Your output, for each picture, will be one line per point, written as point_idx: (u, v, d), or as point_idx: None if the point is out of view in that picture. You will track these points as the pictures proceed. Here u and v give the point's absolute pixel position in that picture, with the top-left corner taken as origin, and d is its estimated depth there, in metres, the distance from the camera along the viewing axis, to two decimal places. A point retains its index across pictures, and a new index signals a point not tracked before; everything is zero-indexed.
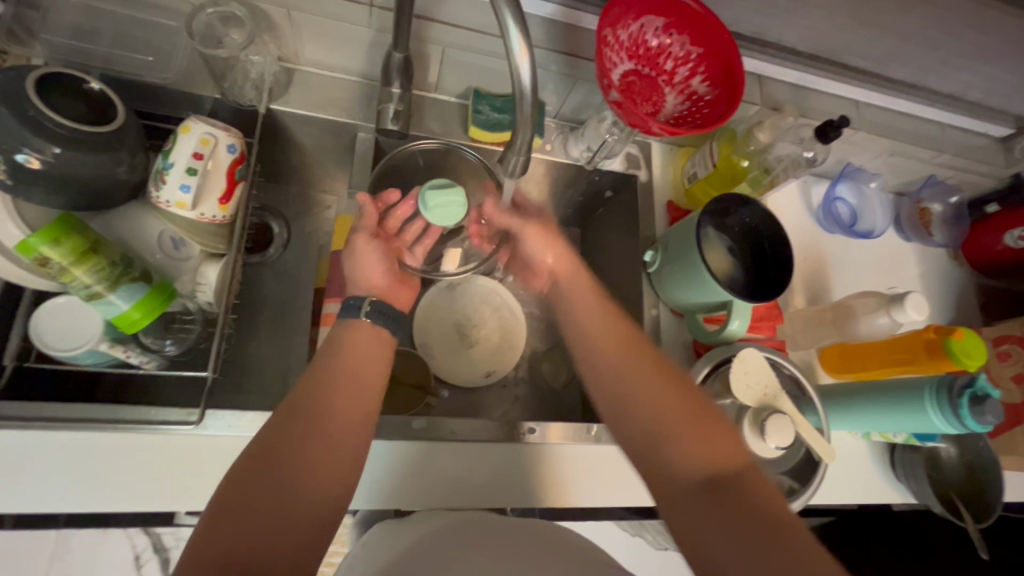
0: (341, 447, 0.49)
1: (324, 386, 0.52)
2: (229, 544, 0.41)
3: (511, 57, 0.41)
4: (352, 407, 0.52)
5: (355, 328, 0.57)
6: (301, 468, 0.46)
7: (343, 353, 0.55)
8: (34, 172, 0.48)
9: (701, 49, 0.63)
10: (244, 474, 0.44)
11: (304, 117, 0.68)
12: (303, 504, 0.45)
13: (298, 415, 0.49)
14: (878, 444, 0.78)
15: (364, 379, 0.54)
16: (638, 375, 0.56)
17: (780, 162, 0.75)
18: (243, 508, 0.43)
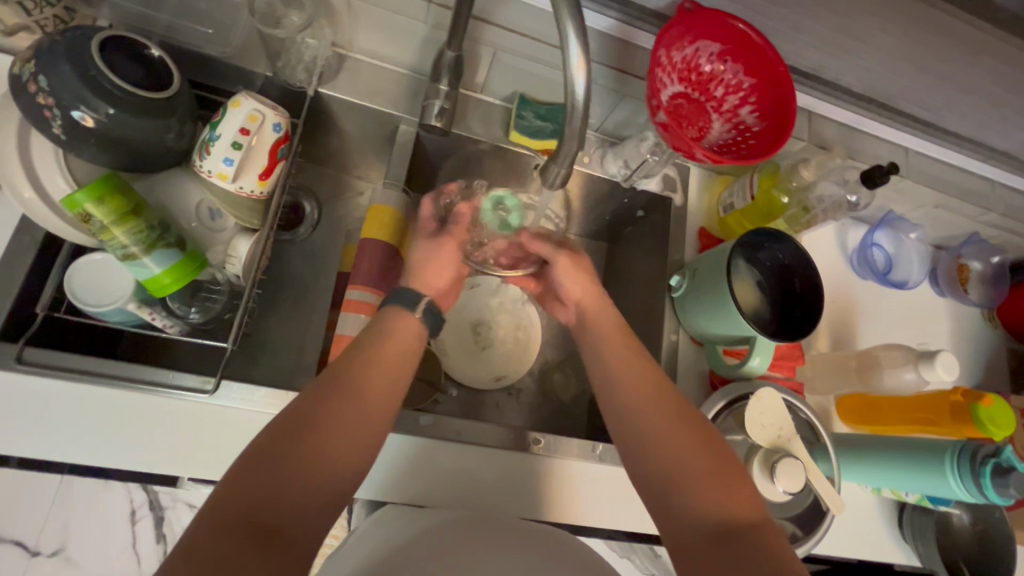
0: (362, 439, 0.49)
1: (361, 370, 0.51)
2: (242, 514, 0.41)
3: (567, 68, 0.41)
4: (380, 399, 0.51)
5: (393, 315, 0.56)
6: (320, 450, 0.46)
7: (383, 340, 0.54)
8: (87, 129, 0.49)
9: (755, 80, 0.62)
10: (263, 452, 0.44)
11: (349, 104, 0.69)
12: (315, 487, 0.45)
13: (331, 397, 0.48)
14: (888, 501, 0.76)
15: (394, 369, 0.53)
16: (659, 415, 0.55)
17: (822, 202, 0.74)
18: (260, 476, 0.43)
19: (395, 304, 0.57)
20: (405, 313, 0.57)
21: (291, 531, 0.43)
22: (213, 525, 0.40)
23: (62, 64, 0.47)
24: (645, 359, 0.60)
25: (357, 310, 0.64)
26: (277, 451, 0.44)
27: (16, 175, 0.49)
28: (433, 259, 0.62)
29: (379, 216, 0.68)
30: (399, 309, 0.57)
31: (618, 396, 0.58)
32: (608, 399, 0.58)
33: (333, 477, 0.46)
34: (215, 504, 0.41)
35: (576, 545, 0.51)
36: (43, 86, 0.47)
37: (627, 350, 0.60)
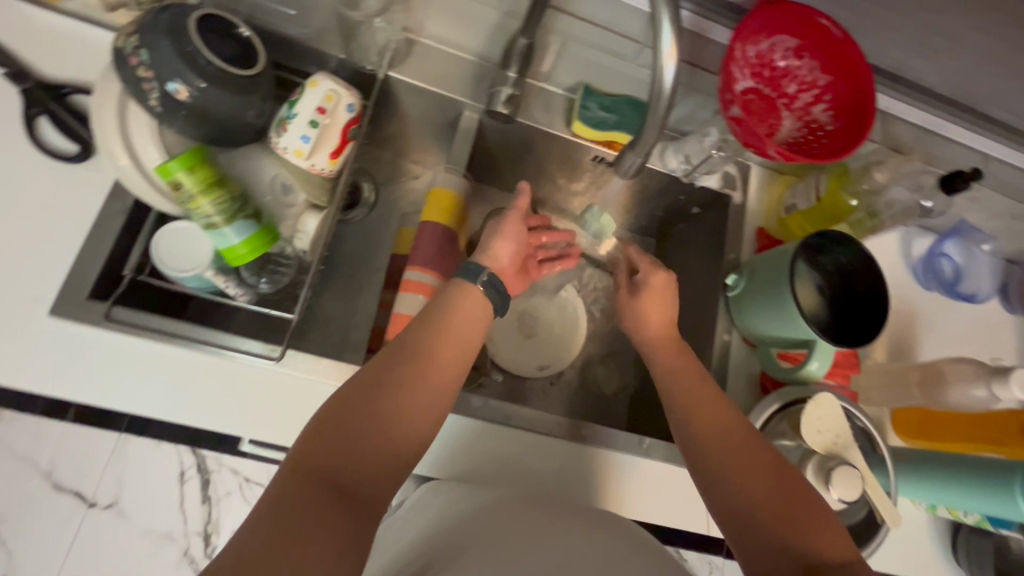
0: (430, 406, 0.50)
1: (429, 339, 0.53)
2: (322, 470, 0.42)
3: (658, 57, 0.43)
4: (447, 369, 0.52)
5: (458, 286, 0.57)
6: (392, 414, 0.47)
7: (450, 318, 0.55)
8: (180, 101, 0.52)
9: (830, 77, 0.61)
10: (339, 423, 0.45)
11: (417, 88, 0.71)
12: (387, 450, 0.46)
13: (402, 364, 0.50)
14: (942, 521, 0.73)
15: (462, 348, 0.54)
16: (722, 454, 0.55)
17: (890, 207, 0.72)
18: (337, 436, 0.44)
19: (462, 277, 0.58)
20: (472, 286, 0.58)
21: (365, 492, 0.44)
22: (293, 479, 0.41)
23: (164, 40, 0.50)
24: (713, 393, 0.60)
25: (416, 291, 0.65)
26: (352, 413, 0.46)
27: (113, 140, 0.52)
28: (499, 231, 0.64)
29: (440, 200, 0.70)
30: (465, 282, 0.58)
31: (693, 419, 0.59)
32: (681, 424, 0.59)
33: (403, 443, 0.47)
34: (296, 460, 0.42)
35: (632, 534, 0.52)
36: (145, 59, 0.50)
37: (693, 381, 0.62)
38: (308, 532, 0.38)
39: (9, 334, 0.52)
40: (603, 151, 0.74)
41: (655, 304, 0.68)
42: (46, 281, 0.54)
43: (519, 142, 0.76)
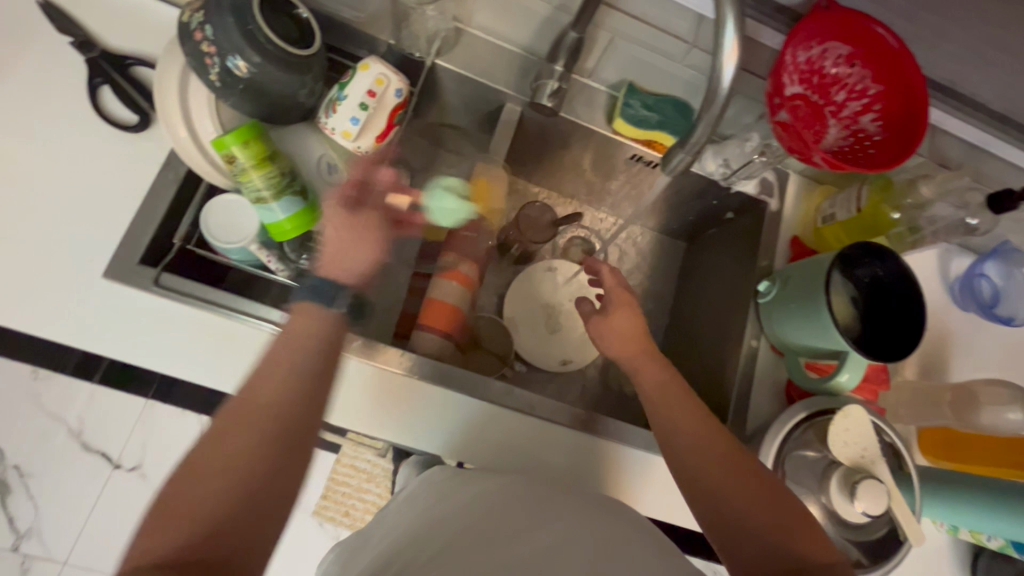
0: (285, 468, 0.45)
1: (270, 388, 0.47)
2: (171, 560, 0.37)
3: (718, 55, 0.43)
4: (299, 418, 0.47)
5: (301, 312, 0.52)
6: (235, 489, 0.41)
7: (292, 344, 0.50)
8: (238, 77, 0.53)
9: (883, 86, 0.60)
10: (186, 485, 0.41)
11: (462, 77, 0.72)
12: (243, 529, 0.41)
13: (241, 424, 0.44)
14: (962, 544, 0.72)
15: (311, 369, 0.49)
16: (727, 476, 0.54)
17: (934, 223, 0.72)
18: (171, 529, 0.39)
19: (319, 303, 0.53)
20: (311, 311, 0.52)
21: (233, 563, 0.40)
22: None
23: (228, 16, 0.51)
24: (697, 406, 0.59)
25: (450, 277, 0.69)
26: (187, 496, 0.40)
27: (177, 117, 0.55)
28: (338, 239, 0.56)
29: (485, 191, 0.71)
30: (309, 309, 0.53)
31: (684, 457, 0.56)
32: (682, 466, 0.56)
33: (259, 519, 0.42)
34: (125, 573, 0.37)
35: (646, 534, 0.52)
36: (208, 34, 0.52)
37: (691, 404, 0.60)
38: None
39: (62, 293, 0.54)
40: (639, 149, 0.74)
41: (623, 320, 0.65)
42: (100, 244, 0.56)
43: (558, 133, 0.76)
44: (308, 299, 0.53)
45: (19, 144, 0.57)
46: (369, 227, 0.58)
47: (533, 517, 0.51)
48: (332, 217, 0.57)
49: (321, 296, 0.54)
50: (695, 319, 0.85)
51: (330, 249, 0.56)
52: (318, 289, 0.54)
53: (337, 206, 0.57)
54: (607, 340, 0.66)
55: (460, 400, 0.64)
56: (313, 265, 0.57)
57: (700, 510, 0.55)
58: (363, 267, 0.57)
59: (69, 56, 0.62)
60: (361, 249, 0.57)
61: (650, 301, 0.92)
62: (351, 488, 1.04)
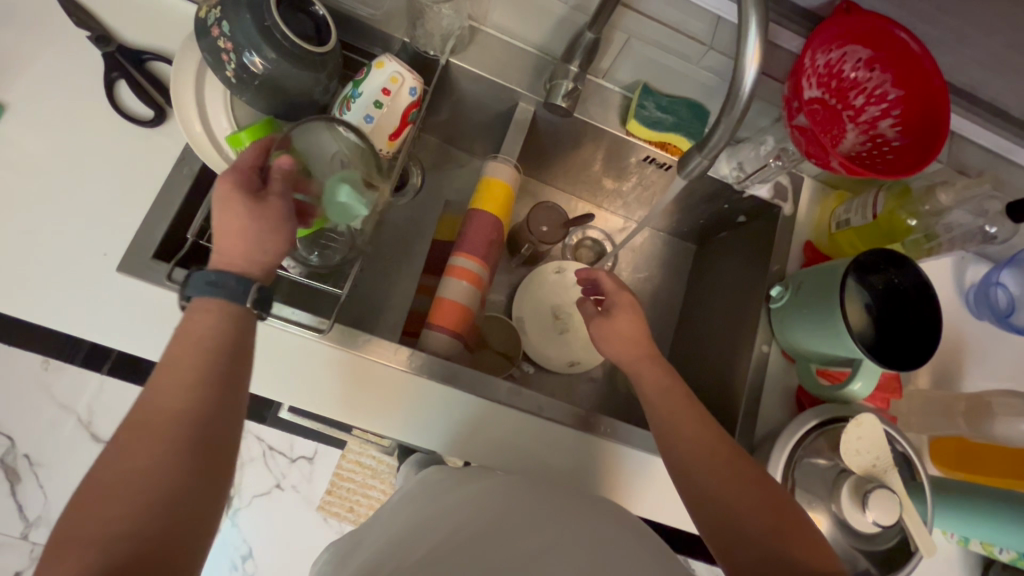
0: (203, 472, 0.41)
1: (176, 391, 0.43)
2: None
3: (740, 59, 0.43)
4: (212, 416, 0.43)
5: (200, 309, 0.47)
6: (147, 500, 0.38)
7: (188, 340, 0.45)
8: (254, 73, 0.53)
9: (903, 91, 0.59)
10: (90, 499, 0.37)
11: (476, 75, 0.71)
12: (163, 537, 0.37)
13: (146, 435, 0.41)
14: (973, 556, 0.72)
15: (212, 360, 0.45)
16: (727, 476, 0.54)
17: (950, 231, 0.71)
18: (77, 552, 0.35)
19: (220, 297, 0.47)
20: (214, 304, 0.47)
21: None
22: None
23: (244, 13, 0.51)
24: (699, 414, 0.59)
25: (459, 276, 0.68)
26: (95, 512, 0.37)
27: (191, 112, 0.55)
28: (228, 231, 0.48)
29: (496, 190, 0.72)
30: (214, 303, 0.47)
31: (684, 459, 0.56)
32: (681, 469, 0.56)
33: (179, 529, 0.38)
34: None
35: (651, 541, 0.53)
36: (225, 30, 0.51)
37: (694, 410, 0.59)
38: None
39: (75, 286, 0.54)
40: (653, 151, 0.74)
41: (626, 323, 0.66)
42: (113, 238, 0.56)
43: (570, 133, 0.76)
44: (201, 295, 0.47)
45: (35, 138, 0.58)
46: (269, 214, 0.49)
47: (531, 516, 0.51)
48: (219, 206, 0.48)
49: (219, 289, 0.47)
50: (704, 323, 0.84)
51: (222, 243, 0.48)
52: (213, 285, 0.47)
53: (227, 192, 0.48)
54: (610, 342, 0.66)
55: (467, 401, 0.64)
56: (209, 259, 0.49)
57: (698, 515, 0.54)
58: (263, 258, 0.49)
59: (86, 51, 0.62)
60: (260, 240, 0.49)
61: (659, 304, 0.91)
62: (355, 484, 1.04)
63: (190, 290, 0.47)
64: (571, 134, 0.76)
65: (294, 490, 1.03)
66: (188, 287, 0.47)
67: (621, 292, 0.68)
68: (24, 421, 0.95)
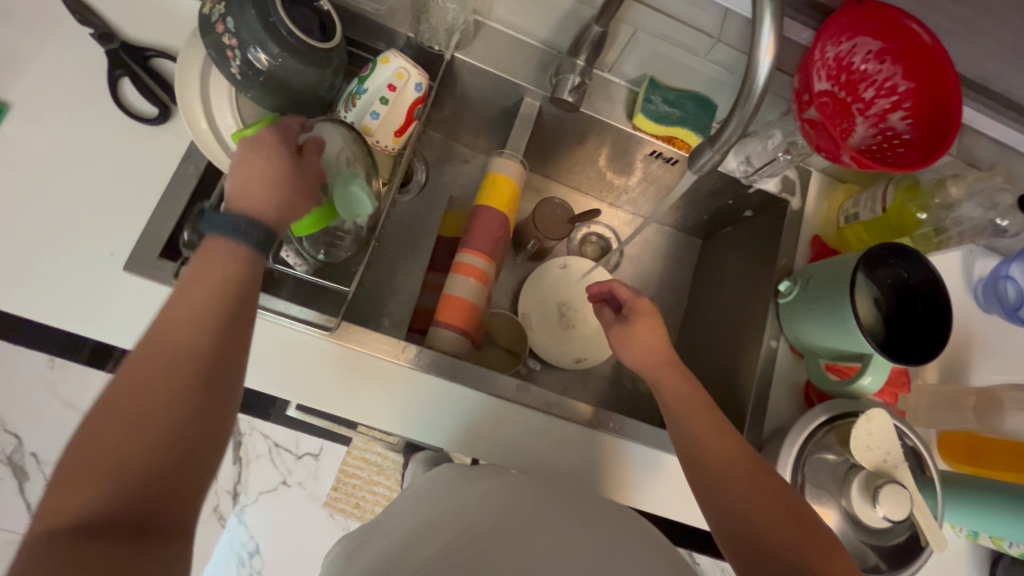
0: (216, 413, 0.41)
1: (186, 329, 0.42)
2: (89, 512, 0.34)
3: (754, 51, 0.42)
4: (225, 357, 0.43)
5: (213, 247, 0.45)
6: (157, 436, 0.38)
7: (204, 277, 0.44)
8: (259, 69, 0.53)
9: (914, 84, 0.59)
10: (99, 429, 0.37)
11: (481, 70, 0.71)
12: (175, 474, 0.38)
13: (156, 369, 0.40)
14: (982, 550, 0.72)
15: (227, 302, 0.44)
16: (749, 488, 0.54)
17: (960, 224, 0.70)
18: (90, 479, 0.35)
19: (238, 241, 0.46)
20: (230, 246, 0.45)
21: (159, 514, 0.36)
22: (39, 553, 0.32)
23: (249, 9, 0.50)
24: (705, 405, 0.60)
25: (467, 274, 0.68)
26: (104, 443, 0.36)
27: (196, 109, 0.55)
28: (262, 180, 0.49)
29: (502, 186, 0.72)
30: (234, 246, 0.45)
31: (703, 458, 0.56)
32: (692, 462, 0.57)
33: (188, 464, 0.39)
34: (42, 529, 0.33)
35: (658, 543, 0.53)
36: (230, 27, 0.51)
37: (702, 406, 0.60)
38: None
39: (84, 285, 0.54)
40: (660, 146, 0.73)
41: (645, 329, 0.65)
42: (122, 236, 0.56)
43: (576, 128, 0.76)
44: (216, 234, 0.46)
45: (39, 136, 0.57)
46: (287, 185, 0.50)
47: (542, 518, 0.51)
48: (256, 155, 0.49)
49: (242, 233, 0.46)
50: (710, 317, 0.84)
51: (252, 189, 0.48)
52: (238, 230, 0.46)
53: (269, 146, 0.50)
54: (632, 351, 0.65)
55: (475, 398, 0.64)
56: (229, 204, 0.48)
57: (714, 520, 0.55)
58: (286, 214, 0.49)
59: (90, 49, 0.62)
60: (288, 197, 0.50)
61: (665, 298, 0.91)
62: (361, 480, 1.04)
63: (208, 227, 0.46)
64: (578, 129, 0.76)
65: (300, 487, 1.03)
66: (205, 225, 0.46)
67: (640, 298, 0.67)
68: (31, 419, 0.96)
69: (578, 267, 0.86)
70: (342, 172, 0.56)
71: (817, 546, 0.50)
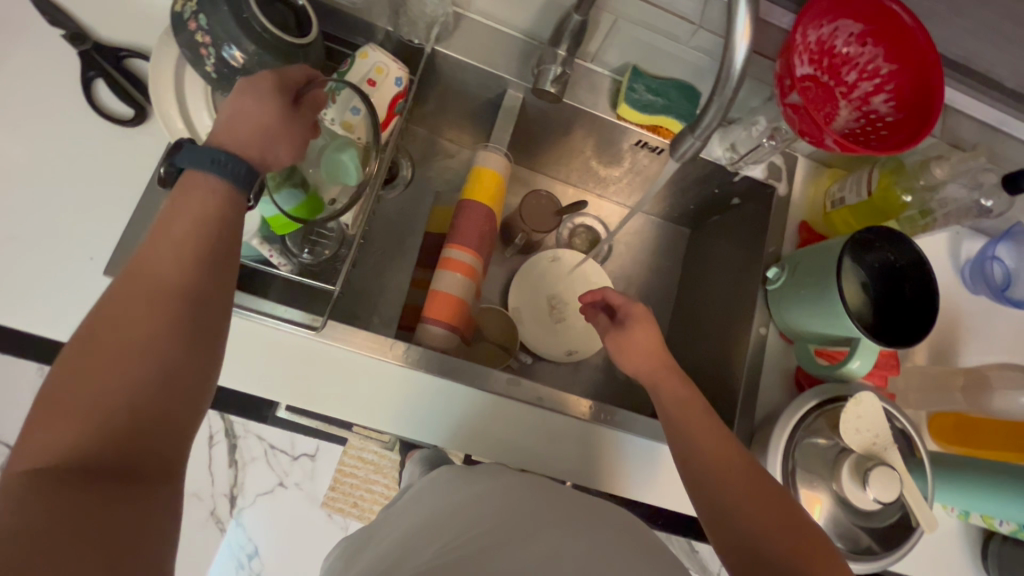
0: (199, 352, 0.42)
1: (170, 274, 0.42)
2: (74, 444, 0.35)
3: (730, 37, 0.42)
4: (207, 298, 0.43)
5: (192, 180, 0.45)
6: (145, 380, 0.39)
7: (183, 218, 0.44)
8: (236, 67, 0.52)
9: (895, 66, 0.58)
10: (82, 363, 0.38)
11: (462, 63, 0.70)
12: (157, 411, 0.39)
13: (139, 310, 0.40)
14: (974, 530, 0.72)
15: (207, 246, 0.44)
16: (741, 489, 0.54)
17: (945, 206, 0.70)
18: (80, 417, 0.36)
19: (215, 173, 0.45)
20: (206, 178, 0.45)
21: (143, 450, 0.38)
22: (33, 489, 0.33)
23: (221, 5, 0.49)
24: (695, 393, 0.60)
25: (453, 268, 0.68)
26: (86, 377, 0.37)
27: (171, 110, 0.54)
28: (250, 120, 0.48)
29: (486, 179, 0.71)
30: (213, 180, 0.45)
31: (690, 448, 0.57)
32: (681, 452, 0.57)
33: (174, 409, 0.40)
34: (32, 465, 0.34)
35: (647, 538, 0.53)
36: (202, 24, 0.50)
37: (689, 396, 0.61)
38: (77, 543, 0.32)
39: (62, 291, 0.53)
40: (645, 135, 0.73)
41: (644, 337, 0.65)
42: (101, 240, 0.55)
43: (560, 119, 0.75)
44: (195, 167, 0.45)
45: (12, 141, 0.56)
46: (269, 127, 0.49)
47: (532, 518, 0.51)
48: (250, 97, 0.49)
49: (223, 169, 0.45)
50: (700, 306, 0.84)
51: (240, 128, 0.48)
52: (217, 164, 0.45)
53: (265, 89, 0.50)
54: (630, 358, 0.65)
55: (466, 394, 0.63)
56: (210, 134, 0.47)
57: (711, 527, 0.55)
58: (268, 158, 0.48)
59: (63, 50, 0.60)
60: (271, 138, 0.49)
61: (655, 288, 0.91)
62: (358, 479, 1.04)
63: (187, 160, 0.45)
64: (562, 119, 0.75)
65: (297, 488, 1.02)
66: (183, 155, 0.45)
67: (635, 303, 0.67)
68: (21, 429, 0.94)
69: (568, 259, 0.86)
70: (335, 141, 0.57)
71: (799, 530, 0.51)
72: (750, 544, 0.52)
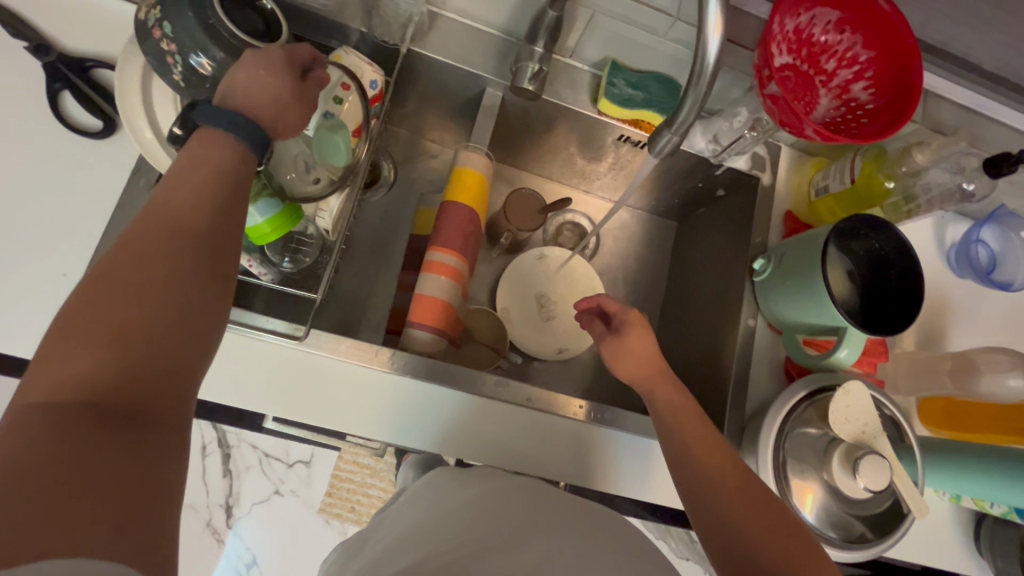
0: (210, 301, 0.40)
1: (186, 216, 0.41)
2: (85, 381, 0.33)
3: (702, 30, 0.41)
4: (217, 250, 0.41)
5: (205, 138, 0.44)
6: (160, 319, 0.37)
7: (195, 168, 0.42)
8: (204, 75, 0.50)
9: (874, 53, 0.58)
10: (91, 301, 0.36)
11: (439, 62, 0.69)
12: (169, 354, 0.36)
13: (149, 255, 0.38)
14: (966, 512, 0.73)
15: (219, 195, 0.42)
16: (729, 489, 0.54)
17: (928, 191, 0.70)
18: (91, 355, 0.34)
19: (233, 136, 0.44)
20: (224, 138, 0.44)
21: (155, 393, 0.35)
22: (43, 422, 0.31)
23: (185, 11, 0.48)
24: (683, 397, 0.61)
25: (438, 272, 0.67)
26: (95, 316, 0.35)
27: (140, 121, 0.53)
28: (262, 88, 0.46)
29: (468, 180, 0.70)
30: (227, 139, 0.44)
31: (680, 450, 0.57)
32: (671, 453, 0.58)
33: (190, 354, 0.38)
34: (43, 399, 0.32)
35: (638, 542, 0.53)
36: (167, 31, 0.48)
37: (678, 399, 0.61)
38: (82, 481, 0.29)
39: (37, 308, 0.52)
40: (627, 130, 0.72)
41: (637, 341, 0.65)
42: (75, 257, 0.54)
43: (542, 116, 0.74)
44: (211, 125, 0.44)
45: None
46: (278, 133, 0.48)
47: (524, 522, 0.51)
48: (260, 64, 0.46)
49: (241, 129, 0.44)
50: (689, 299, 0.84)
51: (252, 97, 0.46)
52: (235, 126, 0.44)
53: (274, 62, 0.47)
54: (624, 362, 0.65)
55: (456, 398, 0.63)
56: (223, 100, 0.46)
57: (702, 530, 0.54)
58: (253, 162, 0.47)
59: (28, 64, 0.59)
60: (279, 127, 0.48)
61: (645, 282, 0.91)
62: (355, 484, 1.03)
63: (201, 117, 0.44)
64: (542, 115, 0.74)
65: (293, 495, 1.01)
66: (198, 112, 0.44)
67: (632, 309, 0.67)
68: None
69: (554, 256, 0.85)
70: (330, 120, 0.55)
71: (786, 530, 0.52)
72: (741, 541, 0.52)
